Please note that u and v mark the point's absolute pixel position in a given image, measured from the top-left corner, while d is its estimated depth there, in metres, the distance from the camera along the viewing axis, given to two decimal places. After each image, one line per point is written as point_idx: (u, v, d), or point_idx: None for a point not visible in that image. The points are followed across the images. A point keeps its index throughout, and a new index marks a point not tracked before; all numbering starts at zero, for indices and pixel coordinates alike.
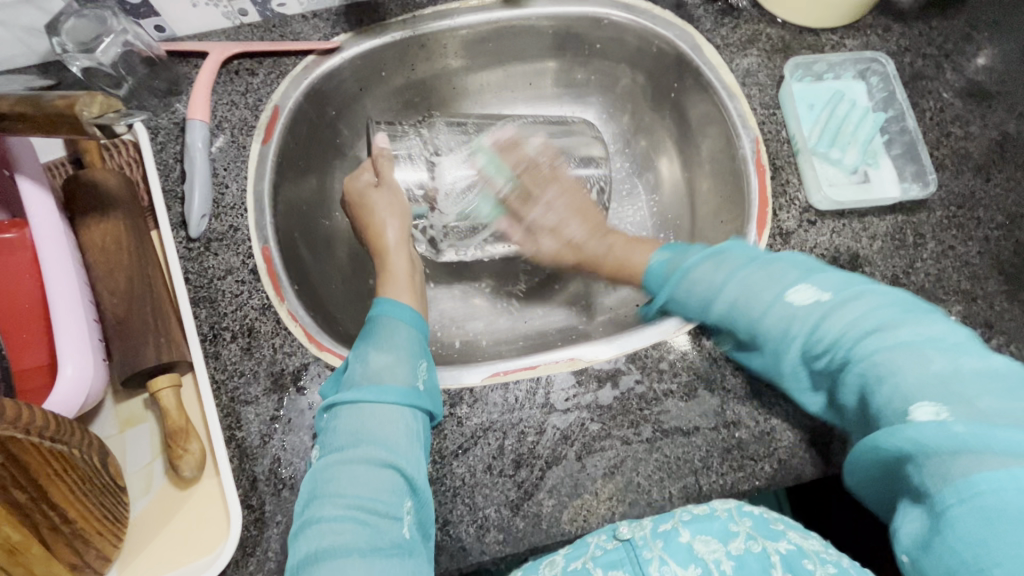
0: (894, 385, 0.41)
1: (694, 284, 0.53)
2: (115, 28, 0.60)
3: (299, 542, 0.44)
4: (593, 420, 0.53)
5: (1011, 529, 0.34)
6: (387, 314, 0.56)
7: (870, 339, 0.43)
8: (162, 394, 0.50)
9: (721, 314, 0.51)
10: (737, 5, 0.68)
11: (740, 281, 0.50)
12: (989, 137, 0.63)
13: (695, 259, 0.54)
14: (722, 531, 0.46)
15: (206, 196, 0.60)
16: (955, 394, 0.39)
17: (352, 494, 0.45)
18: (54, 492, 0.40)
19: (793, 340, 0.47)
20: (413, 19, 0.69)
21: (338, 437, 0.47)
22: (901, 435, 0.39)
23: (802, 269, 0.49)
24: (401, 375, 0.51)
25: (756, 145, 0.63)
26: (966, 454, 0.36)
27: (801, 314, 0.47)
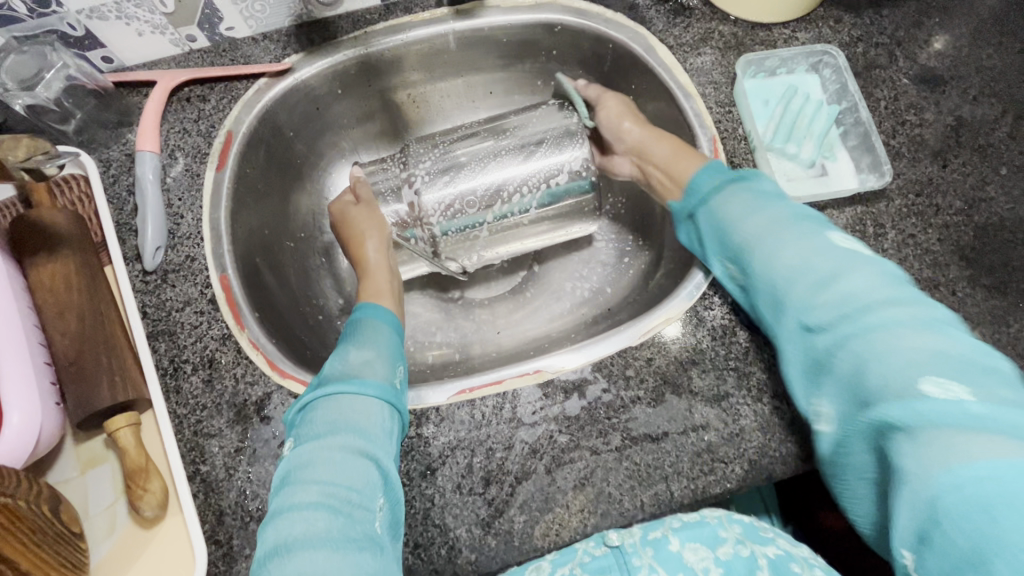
0: (905, 356, 0.40)
1: (729, 210, 0.52)
2: (56, 63, 0.59)
3: (269, 530, 0.42)
4: (561, 432, 0.53)
5: (1006, 518, 0.33)
6: (369, 317, 0.56)
7: (893, 307, 0.42)
8: (120, 434, 0.49)
9: (741, 243, 0.49)
10: (688, 4, 0.68)
11: (772, 220, 0.49)
12: (944, 123, 0.63)
13: (735, 185, 0.53)
14: (712, 538, 0.50)
15: (160, 227, 0.59)
16: (970, 376, 0.38)
17: (326, 482, 0.43)
18: (3, 547, 0.38)
19: (797, 285, 0.46)
20: (364, 35, 0.68)
21: (315, 428, 0.46)
22: (913, 410, 0.38)
23: (826, 228, 0.48)
24: (381, 372, 0.51)
25: (714, 144, 0.63)
26: (972, 434, 0.36)
27: (819, 260, 0.45)
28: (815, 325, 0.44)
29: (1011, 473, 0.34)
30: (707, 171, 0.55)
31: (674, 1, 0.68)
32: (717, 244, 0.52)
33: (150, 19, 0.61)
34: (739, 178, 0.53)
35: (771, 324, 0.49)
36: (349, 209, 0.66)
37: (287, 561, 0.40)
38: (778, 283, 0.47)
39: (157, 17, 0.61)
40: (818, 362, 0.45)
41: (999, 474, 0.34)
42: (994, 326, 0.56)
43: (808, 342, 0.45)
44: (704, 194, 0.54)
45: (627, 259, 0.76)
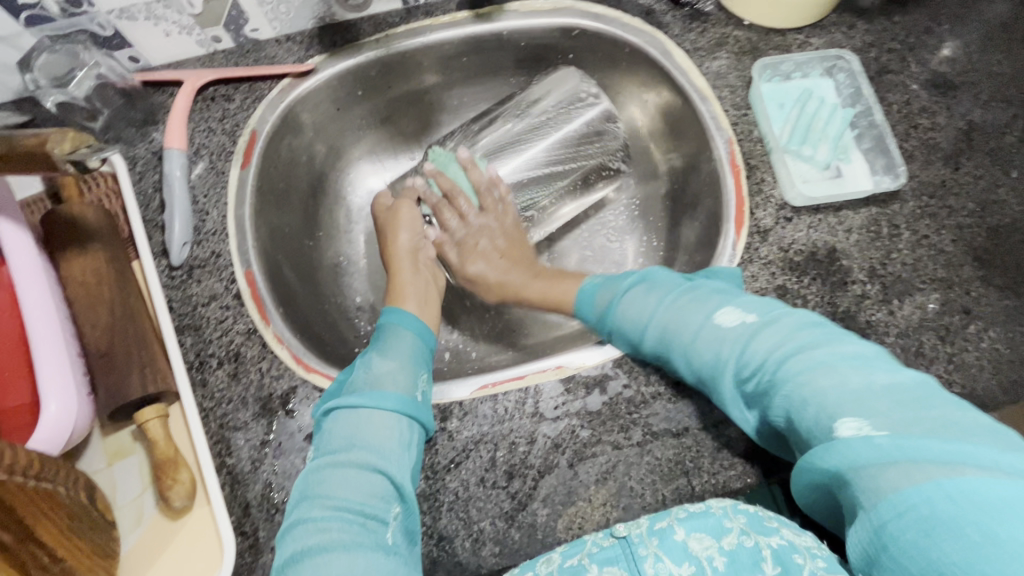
0: (819, 403, 0.41)
1: (631, 308, 0.55)
2: (88, 62, 0.60)
3: (285, 537, 0.44)
4: (583, 427, 0.54)
5: (946, 539, 0.33)
6: (398, 325, 0.56)
7: (794, 358, 0.44)
8: (150, 425, 0.50)
9: (656, 341, 0.52)
10: (704, 9, 0.69)
11: (668, 309, 0.53)
12: (956, 127, 0.64)
13: (626, 288, 0.57)
14: (715, 528, 0.46)
15: (187, 223, 0.60)
16: (873, 407, 0.39)
17: (341, 496, 0.44)
18: (41, 529, 0.39)
19: (721, 366, 0.48)
20: (386, 37, 0.69)
21: (332, 441, 0.47)
22: (834, 452, 0.38)
23: (719, 296, 0.52)
24: (402, 384, 0.50)
25: (730, 146, 0.64)
26: (892, 466, 0.36)
27: (728, 341, 0.48)
28: (752, 393, 0.47)
29: (961, 496, 0.33)
30: (587, 292, 0.61)
31: (690, 6, 0.69)
32: (630, 346, 0.55)
33: (178, 20, 0.62)
34: (636, 279, 0.58)
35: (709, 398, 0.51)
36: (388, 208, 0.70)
37: (298, 567, 0.41)
38: (697, 363, 0.50)
39: (185, 18, 0.62)
40: (766, 422, 0.46)
41: (952, 497, 0.34)
42: (1007, 325, 0.57)
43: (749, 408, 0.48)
44: (591, 306, 0.60)
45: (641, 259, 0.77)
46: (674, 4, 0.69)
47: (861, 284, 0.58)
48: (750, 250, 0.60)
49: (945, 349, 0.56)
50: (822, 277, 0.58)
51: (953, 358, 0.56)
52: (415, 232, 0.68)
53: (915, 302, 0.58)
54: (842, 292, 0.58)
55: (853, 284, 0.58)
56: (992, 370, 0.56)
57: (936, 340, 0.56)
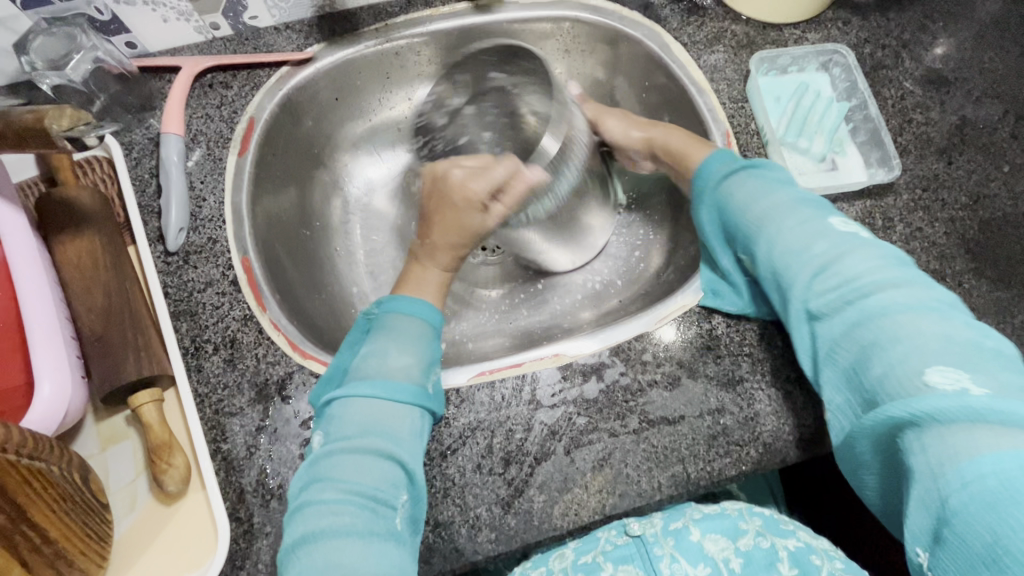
0: (914, 342, 0.41)
1: (737, 195, 0.54)
2: (85, 45, 0.59)
3: (297, 523, 0.43)
4: (580, 414, 0.54)
5: (1014, 513, 0.34)
6: (407, 312, 0.53)
7: (886, 291, 0.44)
8: (144, 409, 0.50)
9: (751, 223, 0.52)
10: (702, 4, 0.70)
11: (776, 202, 0.51)
12: (949, 122, 0.65)
13: (739, 170, 0.55)
14: (732, 530, 0.50)
15: (183, 209, 0.59)
16: (976, 364, 0.39)
17: (353, 480, 0.44)
18: (34, 512, 0.40)
19: (806, 266, 0.48)
20: (385, 27, 0.70)
21: (344, 426, 0.46)
22: (916, 404, 0.38)
23: (831, 214, 0.50)
24: (415, 375, 0.49)
25: (727, 138, 0.64)
26: (979, 428, 0.36)
27: (827, 245, 0.48)
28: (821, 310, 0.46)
29: None
30: (714, 158, 0.57)
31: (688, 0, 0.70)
32: (728, 224, 0.54)
33: (176, 5, 0.62)
34: (751, 166, 0.55)
35: (773, 303, 0.51)
36: (484, 220, 0.62)
37: (313, 554, 0.41)
38: (781, 263, 0.49)
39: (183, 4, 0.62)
40: (827, 350, 0.46)
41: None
42: (998, 317, 0.58)
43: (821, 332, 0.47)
44: (710, 176, 0.56)
45: (638, 252, 0.77)
46: None
47: None
48: None
49: None
50: None
51: None
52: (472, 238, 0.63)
53: None
54: None
55: None
56: None
57: None
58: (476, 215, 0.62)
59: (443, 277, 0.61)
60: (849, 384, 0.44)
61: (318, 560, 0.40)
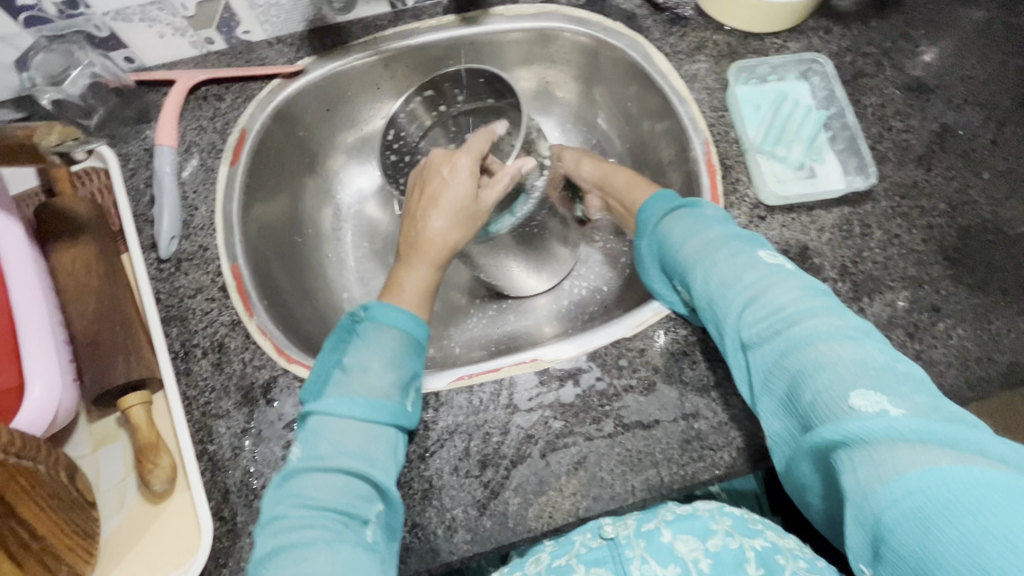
0: (835, 367, 0.40)
1: (673, 231, 0.55)
2: (82, 61, 0.63)
3: (265, 537, 0.44)
4: (556, 418, 0.55)
5: (942, 530, 0.32)
6: (389, 323, 0.51)
7: (810, 319, 0.43)
8: (133, 411, 0.51)
9: (686, 258, 0.52)
10: (684, 14, 0.71)
11: (705, 238, 0.52)
12: (929, 129, 0.66)
13: (676, 208, 0.57)
14: (703, 530, 0.48)
15: (176, 217, 0.61)
16: (891, 386, 0.38)
17: (320, 497, 0.44)
18: (21, 509, 0.40)
19: (735, 299, 0.47)
20: (374, 40, 0.72)
21: (315, 440, 0.46)
22: (842, 426, 0.37)
23: (758, 246, 0.50)
24: (393, 394, 0.49)
25: (707, 146, 0.65)
26: (901, 446, 0.36)
27: (756, 275, 0.47)
28: (751, 340, 0.46)
29: (959, 487, 0.33)
30: (657, 200, 0.60)
31: (670, 11, 0.71)
32: (665, 259, 0.55)
33: (172, 22, 0.65)
34: (686, 205, 0.56)
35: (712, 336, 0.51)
36: (476, 200, 0.57)
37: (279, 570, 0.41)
38: (715, 291, 0.49)
39: (179, 20, 0.65)
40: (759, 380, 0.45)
41: (948, 487, 0.33)
42: (975, 323, 0.58)
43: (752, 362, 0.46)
44: (649, 217, 0.59)
45: (623, 259, 0.78)
46: (654, 9, 0.71)
47: (833, 281, 0.59)
48: None
49: (914, 345, 0.57)
50: None
51: (921, 355, 0.57)
52: (464, 226, 0.57)
53: (885, 300, 0.59)
54: None
55: (825, 281, 0.59)
56: (960, 367, 0.56)
57: (905, 337, 0.57)
58: (465, 195, 0.57)
59: (428, 277, 0.56)
60: (783, 412, 0.43)
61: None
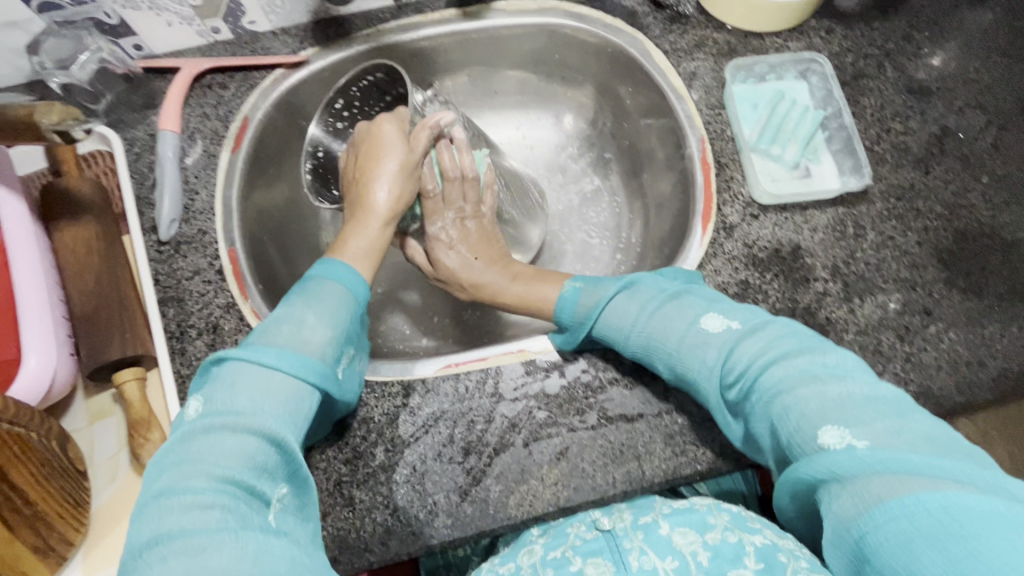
0: (799, 409, 0.41)
1: (617, 314, 0.54)
2: (90, 45, 0.64)
3: (151, 517, 0.36)
4: (540, 408, 0.55)
5: (927, 553, 0.32)
6: (335, 280, 0.52)
7: (775, 368, 0.44)
8: (126, 387, 0.53)
9: (642, 347, 0.53)
10: (684, 12, 0.71)
11: (651, 318, 0.53)
12: (929, 131, 0.65)
13: (614, 292, 0.56)
14: (700, 524, 0.46)
15: (176, 201, 0.63)
16: (856, 417, 0.39)
17: (222, 465, 0.38)
18: (14, 474, 0.43)
19: (707, 373, 0.48)
20: (376, 32, 0.72)
21: (232, 398, 0.42)
22: (816, 464, 0.38)
23: (708, 303, 0.52)
24: (327, 353, 0.48)
25: (702, 144, 0.65)
26: (877, 477, 0.36)
27: (712, 349, 0.48)
28: (735, 401, 0.47)
29: (940, 510, 0.33)
30: (569, 296, 0.59)
31: (671, 9, 0.71)
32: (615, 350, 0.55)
33: (179, 11, 0.66)
34: (621, 284, 0.56)
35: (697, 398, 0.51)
36: (409, 159, 0.59)
37: (166, 555, 0.34)
38: (684, 370, 0.50)
39: (185, 8, 0.66)
40: (749, 432, 0.47)
41: (929, 511, 0.33)
42: (968, 327, 0.57)
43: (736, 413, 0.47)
44: (571, 314, 0.58)
45: (619, 255, 0.78)
46: (655, 7, 0.71)
47: (823, 281, 0.59)
48: (715, 244, 0.61)
49: (903, 348, 0.57)
50: (784, 273, 0.59)
51: (911, 358, 0.56)
52: (404, 191, 0.59)
53: (876, 301, 0.58)
54: (804, 289, 0.59)
55: (816, 281, 0.59)
56: (950, 371, 0.56)
57: (895, 339, 0.57)
58: (404, 150, 0.58)
59: (379, 238, 0.57)
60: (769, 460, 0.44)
61: (170, 568, 0.34)
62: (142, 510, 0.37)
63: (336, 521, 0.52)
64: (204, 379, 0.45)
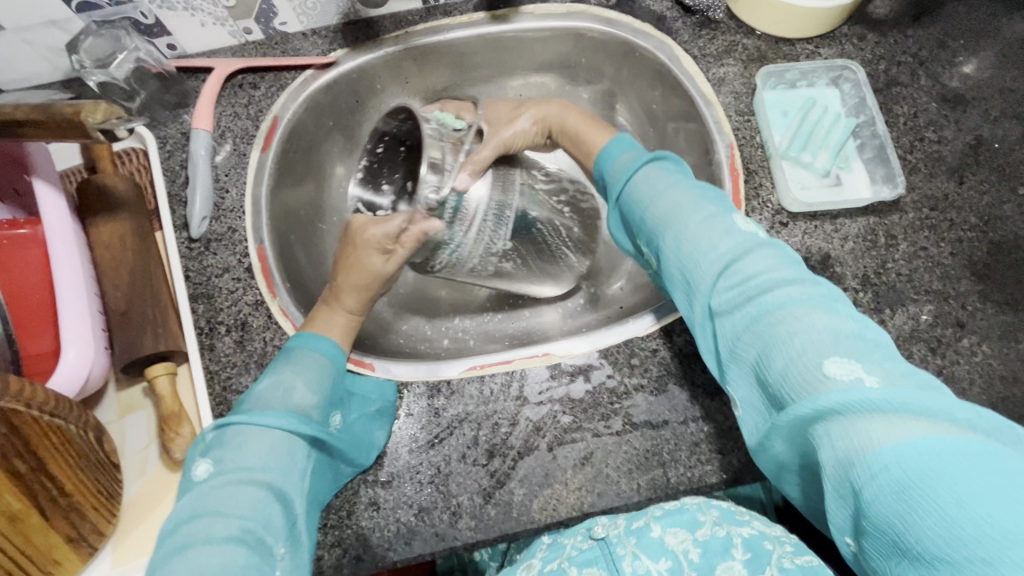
0: (806, 337, 0.36)
1: (640, 184, 0.47)
2: (128, 46, 0.65)
3: (175, 567, 0.36)
4: (565, 412, 0.55)
5: (923, 501, 0.30)
6: (315, 348, 0.52)
7: (784, 288, 0.39)
8: (158, 381, 0.54)
9: (654, 224, 0.45)
10: (714, 17, 0.70)
11: (675, 196, 0.45)
12: (963, 141, 0.64)
13: (644, 160, 0.49)
14: (691, 522, 0.46)
15: (207, 199, 0.64)
16: (865, 354, 0.35)
17: (243, 517, 0.39)
18: (52, 465, 0.44)
19: (711, 270, 0.41)
20: (405, 34, 0.73)
21: (244, 457, 0.43)
22: (821, 399, 0.34)
23: (728, 207, 0.44)
24: (315, 416, 0.49)
25: (731, 150, 0.65)
26: (877, 417, 0.32)
27: (727, 247, 0.41)
28: (725, 311, 0.41)
29: (935, 454, 0.30)
30: (616, 148, 0.52)
31: (700, 14, 0.71)
32: (631, 229, 0.48)
33: (213, 11, 0.67)
34: (655, 156, 0.49)
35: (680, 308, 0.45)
36: (383, 268, 0.55)
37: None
38: (686, 263, 0.42)
39: (219, 9, 0.67)
40: (726, 351, 0.41)
41: (925, 456, 0.30)
42: (1002, 341, 0.56)
43: (715, 331, 0.42)
44: (609, 168, 0.51)
45: None
46: (684, 11, 0.71)
47: (853, 291, 0.58)
48: None
49: (935, 360, 0.56)
50: None
51: (943, 371, 0.56)
52: (373, 291, 0.57)
53: (907, 313, 0.58)
54: None
55: (845, 291, 0.58)
56: (983, 386, 0.55)
57: (926, 351, 0.56)
58: (379, 270, 0.55)
59: (349, 323, 0.56)
60: (748, 382, 0.40)
61: None
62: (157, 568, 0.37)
63: (361, 520, 0.53)
64: (202, 445, 0.45)
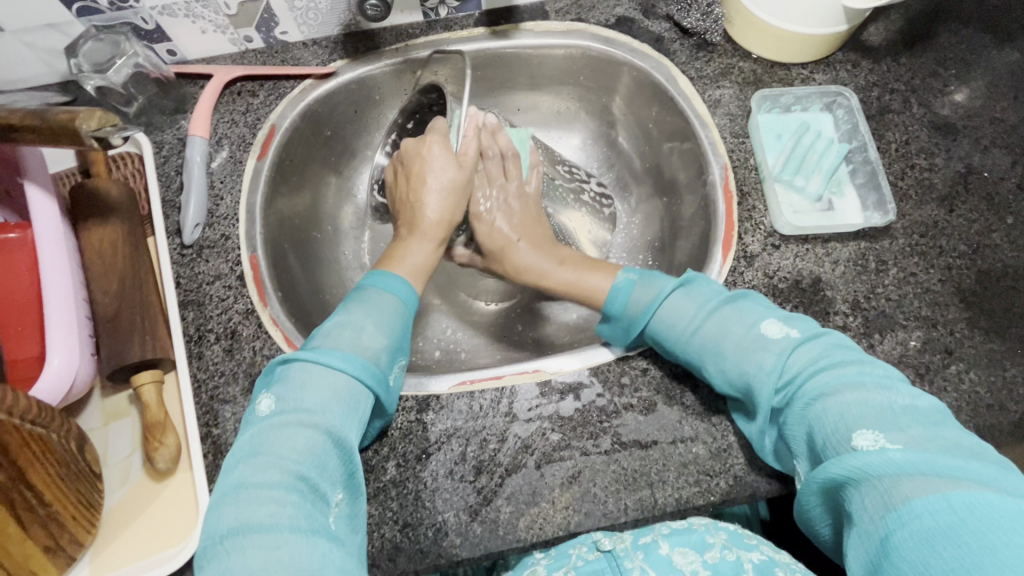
0: (839, 413, 0.42)
1: (670, 312, 0.54)
2: (127, 51, 0.65)
3: (228, 506, 0.39)
4: (553, 430, 0.55)
5: (948, 546, 0.33)
6: (388, 292, 0.53)
7: (824, 375, 0.45)
8: (144, 389, 0.53)
9: (698, 346, 0.52)
10: (711, 40, 0.71)
11: (709, 318, 0.52)
12: (954, 169, 0.65)
13: (663, 293, 0.55)
14: (699, 543, 0.47)
15: (201, 206, 0.64)
16: (892, 422, 0.40)
17: (295, 458, 0.41)
18: (32, 474, 0.44)
19: (761, 362, 0.48)
20: (406, 47, 0.73)
21: (305, 396, 0.44)
22: (846, 461, 0.39)
23: (766, 310, 0.52)
24: (382, 359, 0.49)
25: (725, 171, 0.66)
26: (909, 476, 0.37)
27: (774, 345, 0.48)
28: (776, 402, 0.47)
29: (963, 507, 0.34)
30: (622, 288, 0.58)
31: (697, 36, 0.72)
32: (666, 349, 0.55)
33: (214, 19, 0.67)
34: (681, 279, 0.56)
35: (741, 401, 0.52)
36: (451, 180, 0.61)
37: (244, 548, 0.36)
38: (737, 371, 0.49)
39: (220, 17, 0.67)
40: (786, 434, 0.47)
41: (954, 508, 0.34)
42: (990, 369, 0.57)
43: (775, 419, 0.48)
44: (624, 306, 0.57)
45: None
46: (682, 33, 0.72)
47: (844, 315, 0.59)
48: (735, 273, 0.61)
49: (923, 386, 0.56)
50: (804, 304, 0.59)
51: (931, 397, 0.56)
52: (458, 201, 0.62)
53: (896, 338, 0.58)
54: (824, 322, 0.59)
55: (835, 314, 0.59)
56: (969, 413, 0.55)
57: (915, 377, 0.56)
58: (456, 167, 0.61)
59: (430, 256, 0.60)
60: (801, 464, 0.45)
61: (248, 557, 0.36)
62: (215, 505, 0.40)
63: None
64: (270, 379, 0.47)
